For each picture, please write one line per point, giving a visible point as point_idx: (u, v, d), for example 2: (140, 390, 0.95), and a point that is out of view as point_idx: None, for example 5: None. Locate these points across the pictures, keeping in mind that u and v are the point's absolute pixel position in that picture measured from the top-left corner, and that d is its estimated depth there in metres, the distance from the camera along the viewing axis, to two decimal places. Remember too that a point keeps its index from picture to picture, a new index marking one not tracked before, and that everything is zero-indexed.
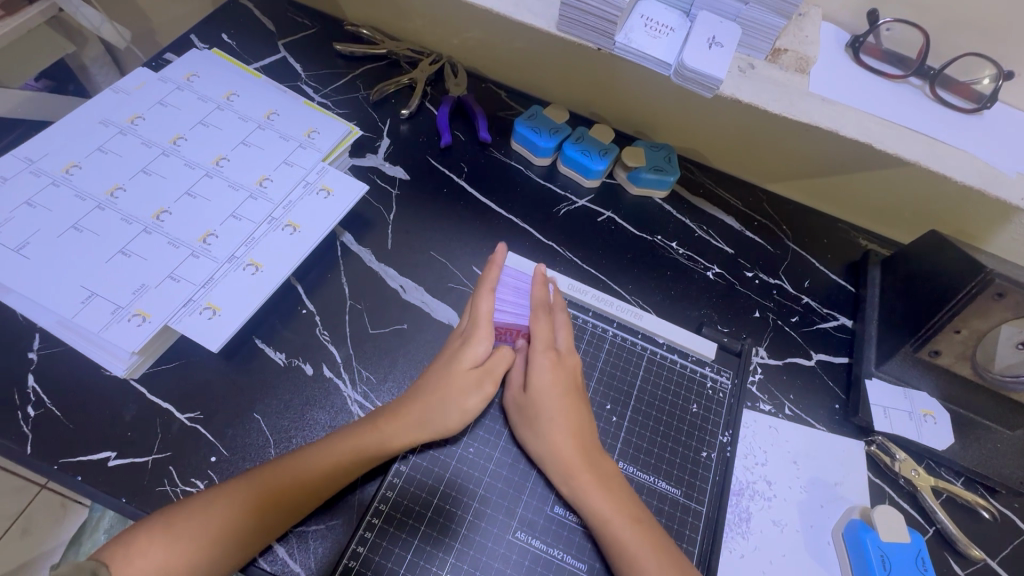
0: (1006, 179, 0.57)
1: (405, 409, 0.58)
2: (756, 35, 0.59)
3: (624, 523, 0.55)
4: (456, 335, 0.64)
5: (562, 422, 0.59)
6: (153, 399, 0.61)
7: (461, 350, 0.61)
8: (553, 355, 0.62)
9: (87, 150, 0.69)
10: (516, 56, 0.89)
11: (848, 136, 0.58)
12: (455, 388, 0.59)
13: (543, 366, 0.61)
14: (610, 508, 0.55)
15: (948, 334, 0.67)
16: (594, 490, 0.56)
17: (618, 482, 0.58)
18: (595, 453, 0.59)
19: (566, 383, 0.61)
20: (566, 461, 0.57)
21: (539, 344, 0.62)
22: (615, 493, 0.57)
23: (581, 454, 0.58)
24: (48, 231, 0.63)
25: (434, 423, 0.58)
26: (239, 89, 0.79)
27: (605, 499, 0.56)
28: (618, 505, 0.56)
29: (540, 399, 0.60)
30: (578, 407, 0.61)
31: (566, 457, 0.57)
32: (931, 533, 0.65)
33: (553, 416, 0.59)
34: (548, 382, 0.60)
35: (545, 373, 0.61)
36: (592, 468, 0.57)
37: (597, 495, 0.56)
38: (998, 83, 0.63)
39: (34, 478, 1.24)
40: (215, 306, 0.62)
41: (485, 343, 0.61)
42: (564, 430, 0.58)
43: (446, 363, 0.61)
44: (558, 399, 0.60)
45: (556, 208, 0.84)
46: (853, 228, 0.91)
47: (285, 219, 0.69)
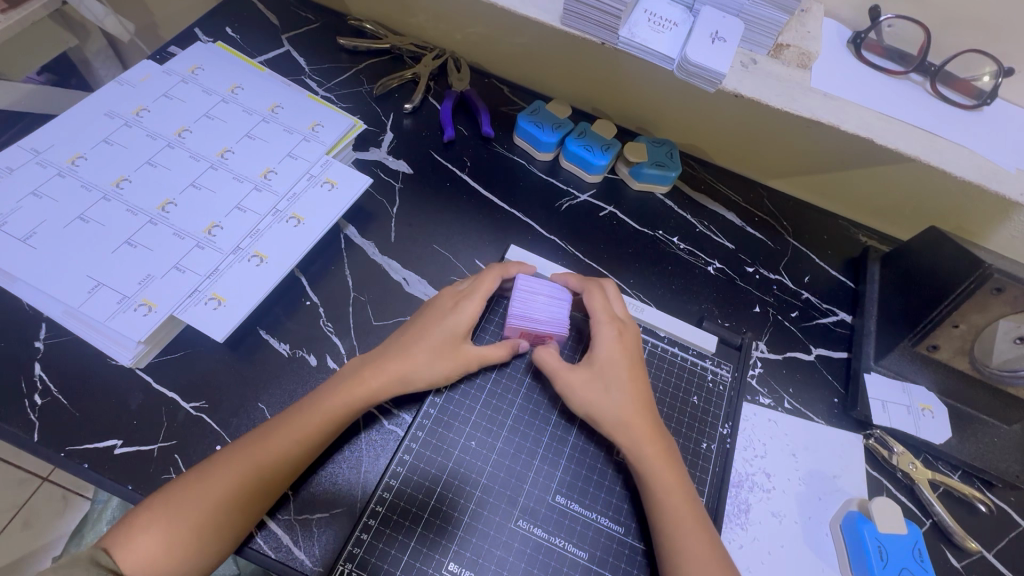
0: (1005, 174, 0.58)
1: (385, 364, 0.60)
2: (758, 30, 0.59)
3: (680, 500, 0.56)
4: (450, 294, 0.66)
5: (629, 391, 0.61)
6: (159, 389, 0.61)
7: (451, 312, 0.64)
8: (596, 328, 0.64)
9: (92, 141, 0.69)
10: (519, 51, 0.90)
11: (849, 131, 0.58)
12: (433, 350, 0.61)
13: (611, 337, 0.63)
14: (671, 475, 0.57)
15: (947, 329, 0.67)
16: (659, 456, 0.58)
17: (677, 461, 0.59)
18: (660, 431, 0.60)
19: (630, 357, 0.63)
20: (634, 429, 0.59)
21: (601, 315, 0.65)
22: (672, 463, 0.58)
23: (648, 427, 0.59)
24: (54, 222, 0.63)
25: (406, 382, 0.60)
26: (244, 82, 0.79)
27: (666, 465, 0.57)
28: (676, 484, 0.57)
29: (607, 369, 0.61)
30: (641, 383, 0.62)
31: (635, 420, 0.59)
32: (928, 525, 0.66)
33: (620, 383, 0.61)
34: (615, 354, 0.62)
35: (612, 345, 0.63)
36: (657, 444, 0.59)
37: (660, 471, 0.57)
38: (998, 80, 0.64)
39: (36, 471, 1.25)
40: (220, 297, 0.62)
41: (472, 311, 0.64)
42: (631, 399, 0.60)
43: (431, 320, 0.63)
44: (624, 369, 0.62)
45: (559, 202, 0.84)
46: (853, 224, 0.91)
47: (290, 211, 0.70)
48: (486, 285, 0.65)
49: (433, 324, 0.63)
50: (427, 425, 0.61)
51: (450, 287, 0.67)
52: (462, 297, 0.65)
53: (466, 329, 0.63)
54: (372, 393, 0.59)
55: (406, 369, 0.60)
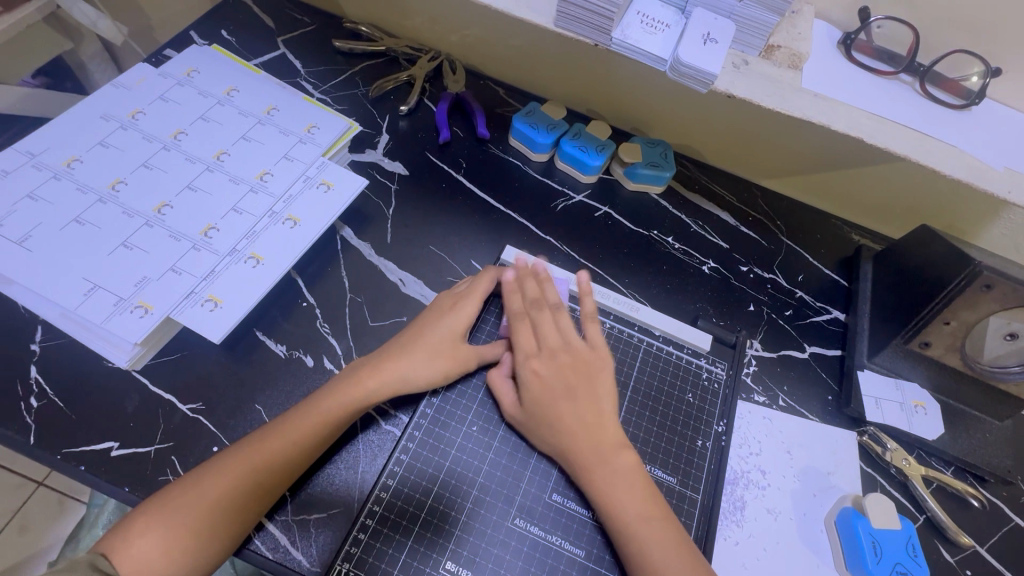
0: (993, 173, 0.59)
1: (384, 363, 0.60)
2: (750, 31, 0.60)
3: (637, 518, 0.55)
4: (448, 296, 0.67)
5: (565, 423, 0.59)
6: (156, 391, 0.61)
7: (449, 313, 0.65)
8: (539, 359, 0.63)
9: (88, 144, 0.69)
10: (514, 53, 0.90)
11: (839, 131, 0.59)
12: (432, 351, 0.62)
13: (532, 374, 0.62)
14: (621, 497, 0.56)
15: (938, 326, 0.68)
16: (607, 482, 0.57)
17: (635, 477, 0.58)
18: (609, 454, 0.58)
19: (562, 386, 0.61)
20: (576, 461, 0.58)
21: (523, 353, 0.63)
22: (624, 485, 0.57)
23: (594, 457, 0.58)
24: (50, 225, 0.63)
25: (405, 381, 0.60)
26: (240, 85, 0.79)
27: (616, 490, 0.56)
28: (629, 506, 0.56)
29: (539, 406, 0.60)
30: (581, 410, 0.60)
31: (577, 451, 0.58)
32: (921, 521, 0.66)
33: (556, 417, 0.59)
34: (541, 392, 0.61)
35: (537, 384, 0.61)
36: (606, 468, 0.57)
37: (613, 497, 0.56)
38: (987, 80, 0.64)
39: (32, 475, 1.24)
40: (217, 298, 0.62)
41: (469, 313, 0.65)
42: (572, 430, 0.59)
43: (429, 321, 0.64)
44: (555, 401, 0.60)
45: (554, 203, 0.85)
46: (846, 223, 0.92)
47: (286, 213, 0.70)
48: (481, 288, 0.67)
49: (430, 324, 0.64)
50: (424, 424, 0.61)
51: (447, 290, 0.68)
52: (460, 299, 0.66)
53: (463, 329, 0.64)
54: (373, 388, 0.59)
55: (405, 368, 0.60)
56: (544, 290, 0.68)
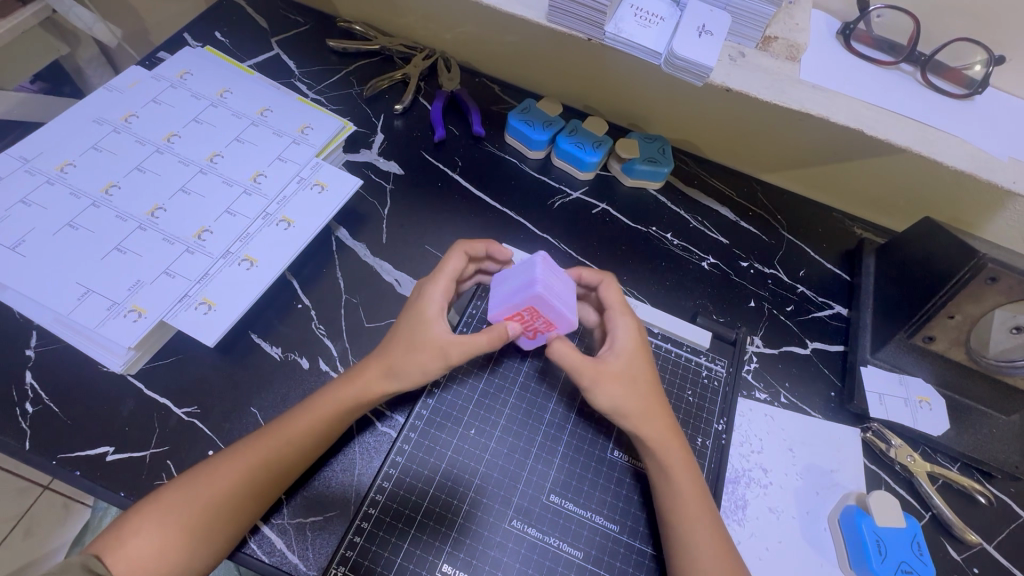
0: (995, 164, 0.58)
1: (374, 356, 0.59)
2: (746, 23, 0.59)
3: (694, 491, 0.56)
4: (422, 283, 0.64)
5: (651, 385, 0.59)
6: (151, 395, 0.61)
7: (417, 299, 0.61)
8: (632, 318, 0.63)
9: (80, 148, 0.69)
10: (509, 49, 0.89)
11: (839, 122, 0.58)
12: (406, 335, 0.58)
13: (630, 329, 0.61)
14: (686, 469, 0.57)
15: (942, 320, 0.66)
16: (676, 450, 0.57)
17: (690, 452, 0.59)
18: (677, 428, 0.59)
19: (648, 349, 0.62)
20: (660, 423, 0.58)
21: (619, 310, 0.62)
22: (687, 456, 0.58)
23: (669, 424, 0.58)
24: (43, 229, 0.63)
25: (393, 371, 0.57)
26: (233, 86, 0.79)
27: (683, 460, 0.57)
28: (692, 478, 0.57)
29: (632, 361, 0.59)
30: (658, 376, 0.61)
31: (658, 414, 0.58)
32: (927, 518, 0.65)
33: (644, 376, 0.59)
34: (636, 348, 0.60)
35: (633, 337, 0.61)
36: (677, 436, 0.58)
37: (680, 468, 0.57)
38: (989, 69, 0.63)
39: (37, 479, 1.25)
40: (210, 301, 0.62)
41: (439, 292, 0.61)
42: (654, 393, 0.59)
43: (405, 310, 0.61)
44: (644, 362, 0.60)
45: (551, 200, 0.84)
46: (847, 217, 0.91)
47: (279, 214, 0.70)
48: (452, 266, 0.62)
49: (405, 313, 0.61)
50: (419, 426, 0.61)
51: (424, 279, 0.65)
52: (428, 282, 0.62)
53: (435, 310, 0.60)
54: (368, 391, 0.58)
55: (382, 357, 0.58)
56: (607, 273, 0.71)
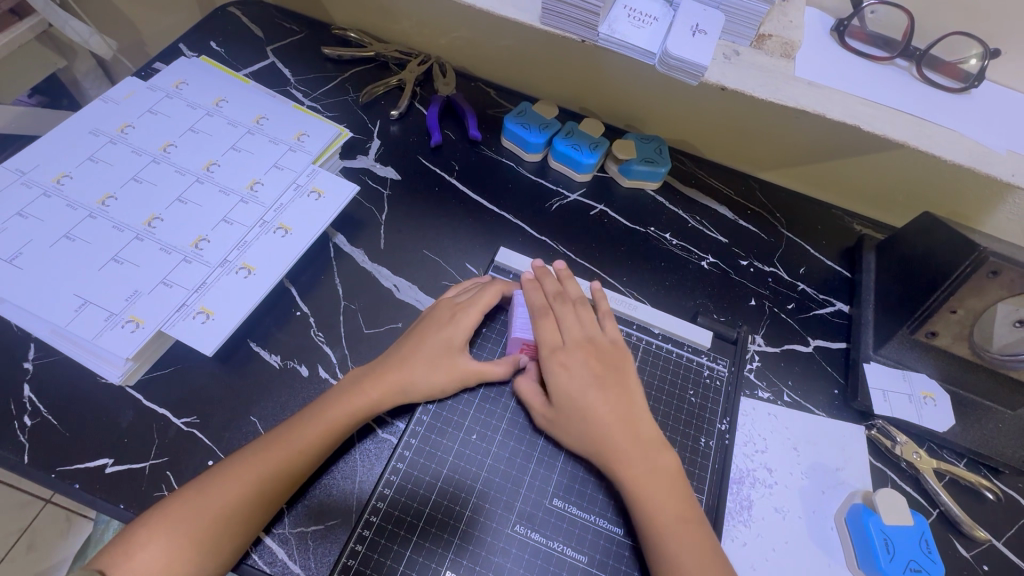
0: (993, 157, 0.58)
1: (386, 372, 0.60)
2: (739, 21, 0.59)
3: (671, 517, 0.54)
4: (448, 305, 0.66)
5: (599, 415, 0.58)
6: (150, 406, 0.61)
7: (447, 324, 0.63)
8: (564, 353, 0.62)
9: (77, 160, 0.69)
10: (504, 53, 0.89)
11: (836, 119, 0.58)
12: (430, 361, 0.61)
13: (559, 368, 0.61)
14: (659, 500, 0.55)
15: (945, 315, 0.66)
16: (643, 483, 0.56)
17: (673, 476, 0.57)
18: (648, 450, 0.57)
19: (591, 380, 0.60)
20: (615, 460, 0.57)
21: (547, 349, 0.62)
22: (661, 486, 0.56)
23: (629, 457, 0.57)
24: (41, 241, 0.63)
25: (405, 391, 0.60)
26: (228, 95, 0.79)
27: (653, 491, 0.55)
28: (669, 507, 0.55)
29: (567, 406, 0.59)
30: (614, 407, 0.59)
31: (611, 452, 0.57)
32: (935, 516, 0.65)
33: (587, 416, 0.58)
34: (570, 388, 0.60)
35: (566, 379, 0.60)
36: (644, 465, 0.56)
37: (647, 493, 0.55)
38: (985, 62, 0.63)
39: (38, 493, 1.24)
40: (208, 310, 0.62)
41: (471, 324, 0.63)
42: (603, 429, 0.58)
43: (427, 330, 0.63)
44: (587, 399, 0.59)
45: (549, 203, 0.84)
46: (846, 213, 0.91)
47: (277, 222, 0.69)
48: (486, 297, 0.65)
49: (429, 334, 0.62)
50: (421, 431, 0.60)
51: (447, 298, 0.67)
52: (459, 308, 0.65)
53: (461, 342, 0.62)
54: (372, 398, 0.59)
55: (404, 377, 0.60)
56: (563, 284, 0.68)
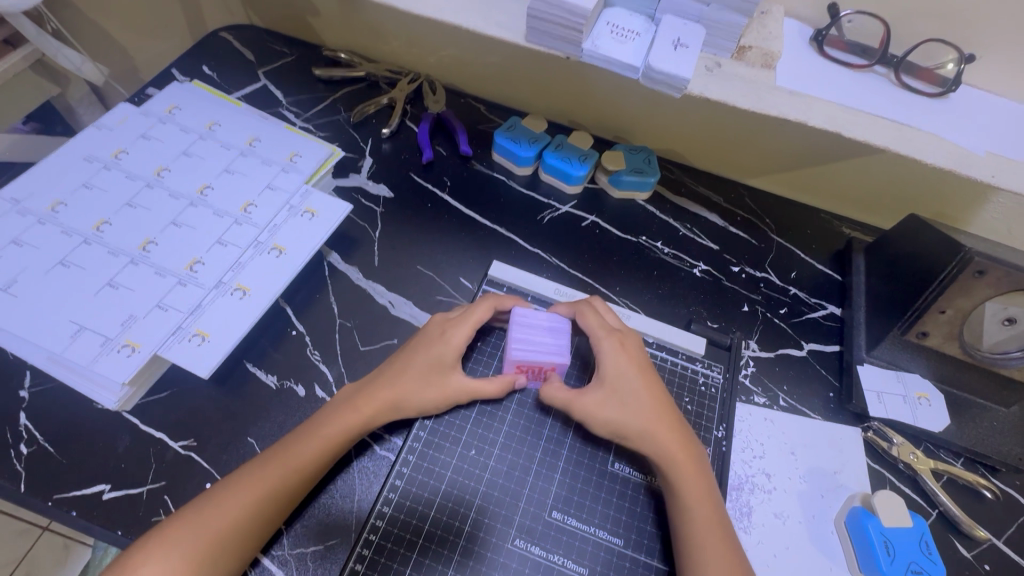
0: (972, 159, 0.59)
1: (376, 392, 0.59)
2: (719, 34, 0.61)
3: (704, 503, 0.56)
4: (439, 321, 0.65)
5: (647, 400, 0.59)
6: (146, 430, 0.61)
7: (438, 340, 0.63)
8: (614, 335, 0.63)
9: (72, 187, 0.70)
10: (492, 69, 0.91)
11: (817, 126, 0.59)
12: (422, 378, 0.60)
13: (612, 348, 0.62)
14: (695, 484, 0.56)
15: (934, 315, 0.66)
16: (685, 466, 0.57)
17: (703, 466, 0.59)
18: (686, 438, 0.59)
19: (639, 363, 0.62)
20: (661, 439, 0.58)
21: (596, 330, 0.64)
22: (698, 472, 0.57)
23: (673, 439, 0.58)
24: (36, 269, 0.63)
25: (400, 406, 0.59)
26: (221, 118, 0.80)
27: (692, 476, 0.57)
28: (703, 492, 0.56)
29: (618, 382, 0.60)
30: (659, 391, 0.61)
31: (660, 432, 0.58)
32: (934, 516, 0.65)
33: (637, 395, 0.60)
34: (621, 367, 0.61)
35: (617, 356, 0.62)
36: (685, 449, 0.58)
37: (686, 476, 0.57)
38: (961, 67, 0.65)
39: (36, 521, 1.23)
40: (204, 333, 0.62)
41: (462, 340, 0.63)
42: (652, 409, 0.59)
43: (417, 347, 0.63)
44: (636, 378, 0.61)
45: (541, 215, 0.85)
46: (835, 217, 0.92)
47: (271, 242, 0.70)
48: (477, 315, 0.64)
49: (420, 351, 0.62)
50: (417, 447, 0.60)
51: (440, 313, 0.66)
52: (451, 324, 0.64)
53: (452, 357, 0.62)
54: (368, 416, 0.59)
55: (397, 394, 0.59)
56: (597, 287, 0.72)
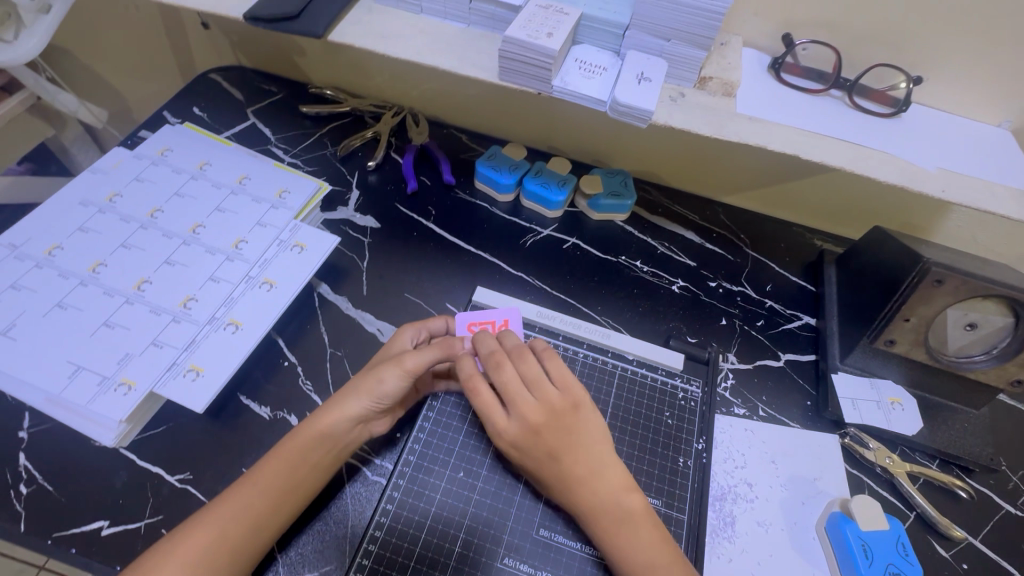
0: (923, 177, 0.63)
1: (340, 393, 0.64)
2: (681, 67, 0.65)
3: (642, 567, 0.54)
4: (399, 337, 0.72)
5: (561, 478, 0.56)
6: (144, 464, 0.62)
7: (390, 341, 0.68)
8: (514, 413, 0.58)
9: (68, 231, 0.72)
10: (472, 101, 0.95)
11: (776, 150, 0.63)
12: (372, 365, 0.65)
13: (508, 429, 0.58)
14: (631, 550, 0.54)
15: (899, 323, 0.69)
16: (617, 535, 0.55)
17: (643, 523, 0.56)
18: (614, 507, 0.56)
19: (546, 437, 0.57)
20: (585, 512, 0.56)
21: (490, 412, 0.59)
22: (633, 536, 0.55)
23: (599, 510, 0.56)
24: (34, 312, 0.65)
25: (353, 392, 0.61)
26: (211, 158, 0.83)
27: (625, 543, 0.54)
28: (641, 556, 0.54)
29: (531, 465, 0.58)
30: (575, 462, 0.57)
31: (584, 507, 0.56)
32: (912, 518, 0.67)
33: (550, 475, 0.57)
34: (524, 449, 0.57)
35: (520, 439, 0.57)
36: (612, 518, 0.55)
37: (618, 542, 0.55)
38: (910, 87, 0.69)
39: (31, 560, 1.22)
40: (198, 368, 0.64)
41: (409, 334, 0.68)
42: (568, 487, 0.56)
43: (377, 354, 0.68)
44: (544, 459, 0.57)
45: (523, 239, 0.88)
46: (807, 229, 0.95)
47: (261, 277, 0.72)
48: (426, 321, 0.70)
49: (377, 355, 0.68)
50: (408, 472, 0.62)
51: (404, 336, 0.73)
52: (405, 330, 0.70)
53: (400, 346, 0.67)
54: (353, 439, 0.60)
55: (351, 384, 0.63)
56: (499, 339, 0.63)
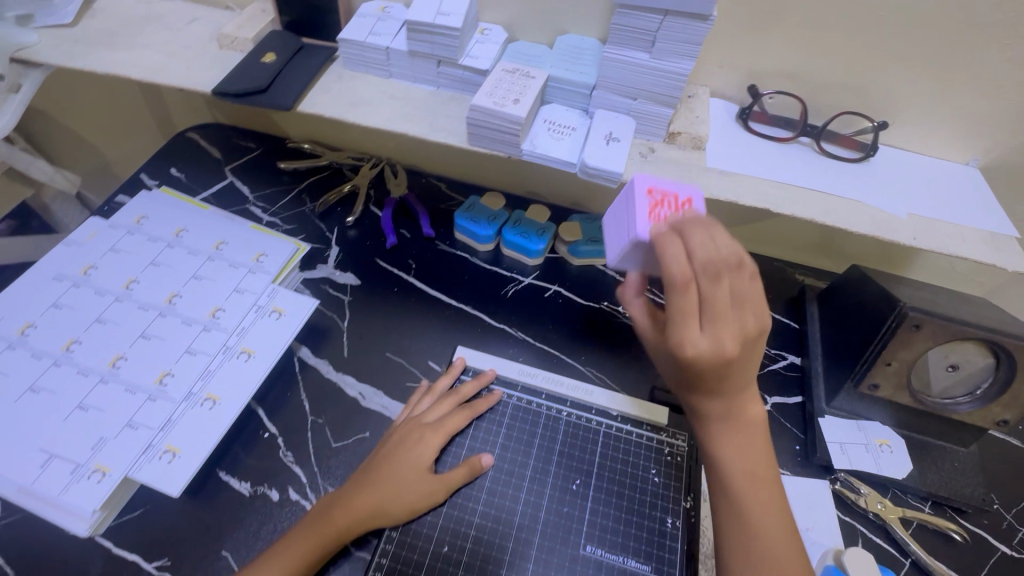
0: (894, 224, 0.63)
1: (355, 498, 0.61)
2: (650, 123, 0.66)
3: (754, 485, 0.52)
4: (416, 424, 0.68)
5: (716, 389, 0.50)
6: (120, 552, 0.61)
7: (414, 446, 0.66)
8: (712, 330, 0.46)
9: (41, 308, 0.72)
10: (449, 151, 0.96)
11: (747, 204, 0.64)
12: (400, 483, 0.63)
13: (701, 349, 0.46)
14: (744, 467, 0.52)
15: (881, 368, 0.69)
16: (733, 445, 0.52)
17: (760, 433, 0.53)
18: (747, 427, 0.52)
19: (734, 359, 0.47)
20: (715, 419, 0.52)
21: (684, 324, 0.46)
22: (752, 450, 0.53)
23: (733, 419, 0.52)
24: (4, 398, 0.64)
25: (380, 513, 0.61)
26: (188, 224, 0.83)
27: (742, 457, 0.52)
28: (754, 476, 0.52)
29: (694, 377, 0.49)
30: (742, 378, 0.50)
31: (716, 412, 0.52)
32: (908, 566, 0.66)
33: (707, 387, 0.50)
34: (708, 367, 0.47)
35: (710, 362, 0.46)
36: (738, 433, 0.52)
37: (737, 456, 0.52)
38: (876, 132, 0.70)
39: None
40: (175, 448, 0.63)
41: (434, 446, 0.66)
42: (717, 395, 0.51)
43: (394, 452, 0.65)
44: (716, 375, 0.48)
45: (504, 289, 0.87)
46: (787, 264, 0.96)
47: (239, 346, 0.72)
48: (452, 421, 0.68)
49: (396, 457, 0.65)
50: (390, 550, 0.61)
51: (416, 416, 0.69)
52: (428, 429, 0.67)
53: (427, 462, 0.65)
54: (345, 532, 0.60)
55: (376, 501, 0.61)
56: (709, 236, 0.48)
